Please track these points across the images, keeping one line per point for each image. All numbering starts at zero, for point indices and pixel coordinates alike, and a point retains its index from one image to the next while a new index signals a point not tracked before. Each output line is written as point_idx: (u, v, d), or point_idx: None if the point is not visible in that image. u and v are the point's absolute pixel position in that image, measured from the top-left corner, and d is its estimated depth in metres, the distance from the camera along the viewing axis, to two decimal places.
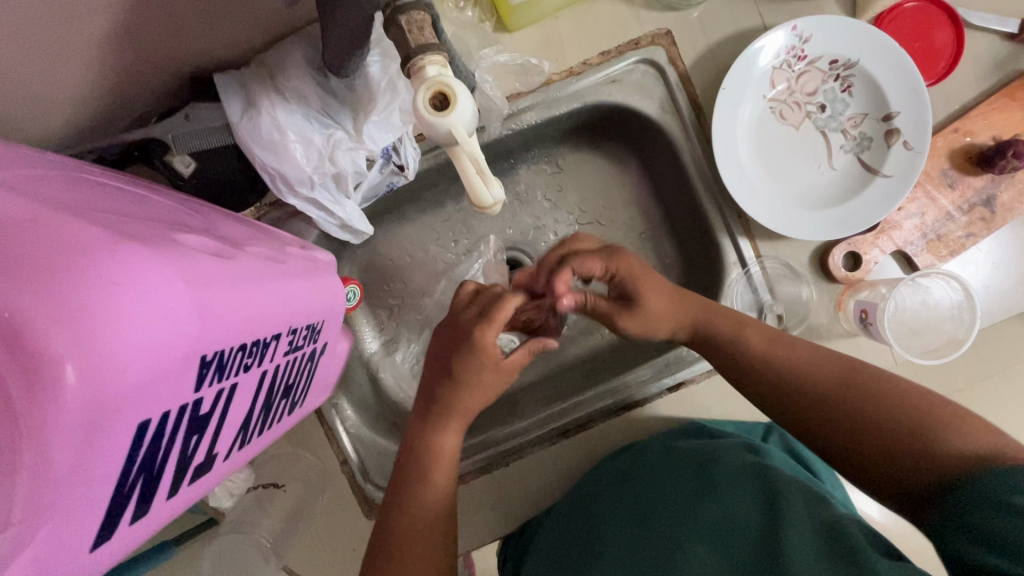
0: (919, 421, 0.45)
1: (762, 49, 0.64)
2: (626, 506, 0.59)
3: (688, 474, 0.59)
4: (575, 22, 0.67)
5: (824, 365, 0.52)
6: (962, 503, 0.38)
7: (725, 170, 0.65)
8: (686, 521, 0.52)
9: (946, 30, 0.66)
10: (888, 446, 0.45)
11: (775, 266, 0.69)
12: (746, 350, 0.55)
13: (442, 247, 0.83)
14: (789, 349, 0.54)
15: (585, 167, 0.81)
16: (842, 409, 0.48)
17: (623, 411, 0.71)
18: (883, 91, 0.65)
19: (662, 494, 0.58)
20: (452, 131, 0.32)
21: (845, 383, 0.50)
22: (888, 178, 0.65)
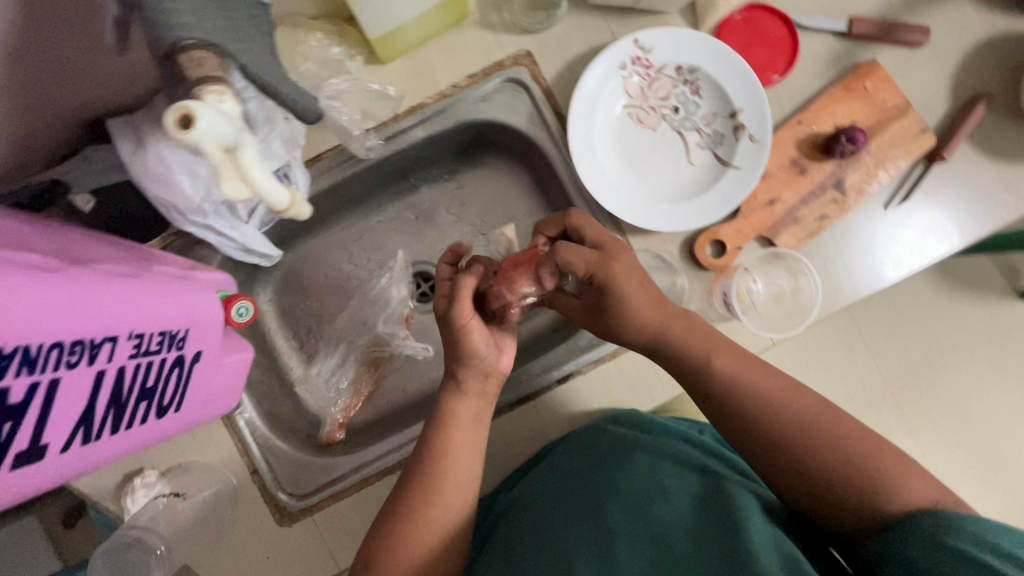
0: (878, 467, 0.51)
1: (609, 61, 0.70)
2: (577, 497, 0.62)
3: (639, 472, 0.62)
4: (444, 49, 0.73)
5: (798, 405, 0.56)
6: (907, 542, 0.46)
7: (588, 174, 0.70)
8: (628, 516, 0.57)
9: (777, 23, 0.72)
10: (843, 491, 0.52)
11: (648, 258, 0.73)
12: (724, 380, 0.58)
13: (355, 265, 0.88)
14: (764, 384, 0.57)
15: (482, 181, 0.88)
16: (809, 445, 0.54)
17: (518, 405, 0.74)
18: (726, 91, 0.71)
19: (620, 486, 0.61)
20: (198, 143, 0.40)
21: (808, 421, 0.55)
22: (739, 169, 0.70)
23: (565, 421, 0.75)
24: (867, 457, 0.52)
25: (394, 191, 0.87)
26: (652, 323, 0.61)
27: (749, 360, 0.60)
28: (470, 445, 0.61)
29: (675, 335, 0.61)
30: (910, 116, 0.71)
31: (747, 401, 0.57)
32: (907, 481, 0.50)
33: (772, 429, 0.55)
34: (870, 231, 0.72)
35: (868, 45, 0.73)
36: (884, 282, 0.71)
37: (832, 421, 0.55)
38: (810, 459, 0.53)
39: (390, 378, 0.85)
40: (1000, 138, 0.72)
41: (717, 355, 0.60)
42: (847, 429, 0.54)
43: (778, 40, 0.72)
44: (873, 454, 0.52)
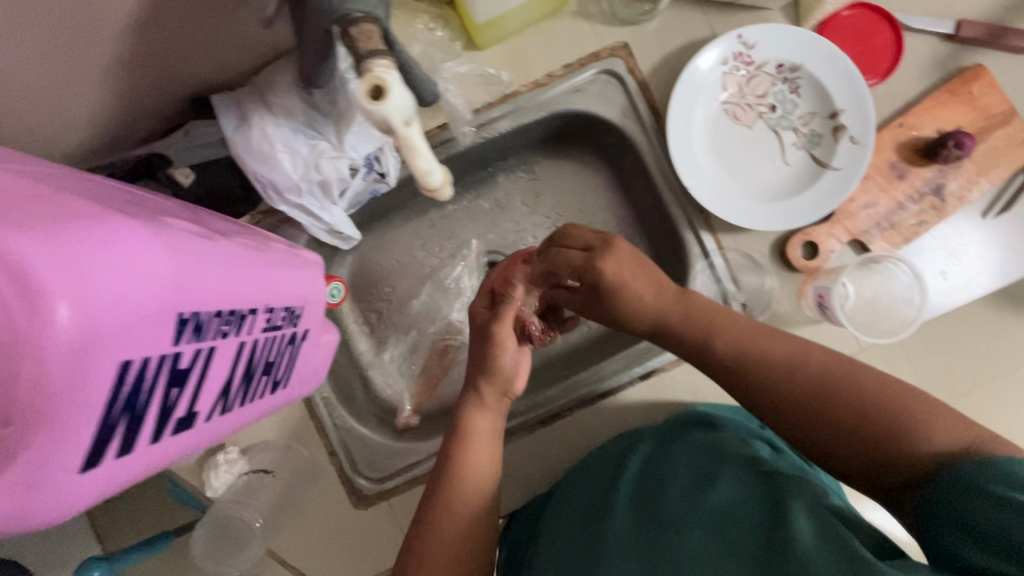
0: (898, 415, 0.46)
1: (711, 56, 0.69)
2: (615, 488, 0.59)
3: (687, 462, 0.57)
4: (540, 37, 0.73)
5: (804, 369, 0.51)
6: (947, 497, 0.40)
7: (683, 169, 0.69)
8: (680, 501, 0.51)
9: (886, 31, 0.71)
10: (866, 448, 0.46)
11: (737, 257, 0.72)
12: (730, 352, 0.55)
13: (428, 252, 0.88)
14: (770, 351, 0.53)
15: (559, 172, 0.87)
16: (824, 411, 0.49)
17: (598, 398, 0.75)
18: (828, 91, 0.69)
19: (670, 475, 0.56)
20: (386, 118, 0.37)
21: (826, 376, 0.50)
22: (838, 171, 0.69)
23: (643, 418, 0.75)
24: (883, 403, 0.47)
25: (470, 180, 0.87)
26: (655, 308, 0.60)
27: (750, 328, 0.56)
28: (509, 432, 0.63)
29: (673, 317, 0.59)
30: (1018, 124, 0.69)
31: (754, 375, 0.53)
32: (929, 425, 0.44)
33: (777, 391, 0.51)
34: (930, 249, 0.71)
35: (975, 50, 0.72)
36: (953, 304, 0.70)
37: (836, 372, 0.50)
38: (825, 424, 0.48)
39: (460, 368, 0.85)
40: None
41: (721, 324, 0.56)
42: (861, 379, 0.49)
43: (885, 49, 0.71)
44: (897, 405, 0.46)
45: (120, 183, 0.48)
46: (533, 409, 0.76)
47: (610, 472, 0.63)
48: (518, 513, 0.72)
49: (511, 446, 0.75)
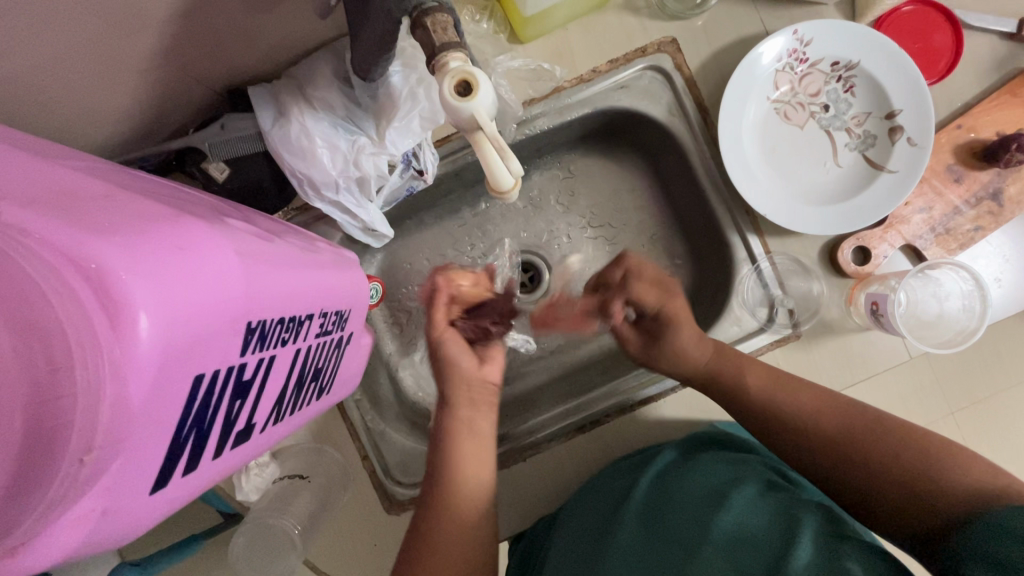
0: (926, 458, 0.48)
1: (764, 53, 0.67)
2: (631, 496, 0.59)
3: (699, 484, 0.57)
4: (584, 31, 0.70)
5: (827, 413, 0.54)
6: (979, 537, 0.40)
7: (733, 169, 0.67)
8: (691, 524, 0.52)
9: (944, 30, 0.68)
10: (896, 489, 0.48)
11: (784, 261, 0.70)
12: (762, 397, 0.57)
13: (459, 250, 0.86)
14: (800, 397, 0.56)
15: (595, 171, 0.85)
16: (848, 456, 0.51)
17: (639, 405, 0.73)
18: (885, 90, 0.67)
19: (680, 497, 0.56)
20: (474, 115, 0.34)
21: (848, 425, 0.53)
22: (893, 174, 0.67)
23: (683, 425, 0.72)
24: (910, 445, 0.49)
25: None
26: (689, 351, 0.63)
27: (771, 373, 0.59)
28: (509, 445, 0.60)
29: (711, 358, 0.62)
30: None
31: (781, 418, 0.56)
32: (963, 469, 0.46)
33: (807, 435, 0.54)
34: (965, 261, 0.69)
35: None
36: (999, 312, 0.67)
37: (864, 419, 0.53)
38: (854, 466, 0.51)
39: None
40: None
41: (750, 374, 0.60)
42: (891, 422, 0.52)
43: (944, 49, 0.68)
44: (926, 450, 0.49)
45: (154, 176, 0.45)
46: (571, 416, 0.74)
47: (622, 486, 0.63)
48: (530, 528, 0.71)
49: (549, 450, 0.73)
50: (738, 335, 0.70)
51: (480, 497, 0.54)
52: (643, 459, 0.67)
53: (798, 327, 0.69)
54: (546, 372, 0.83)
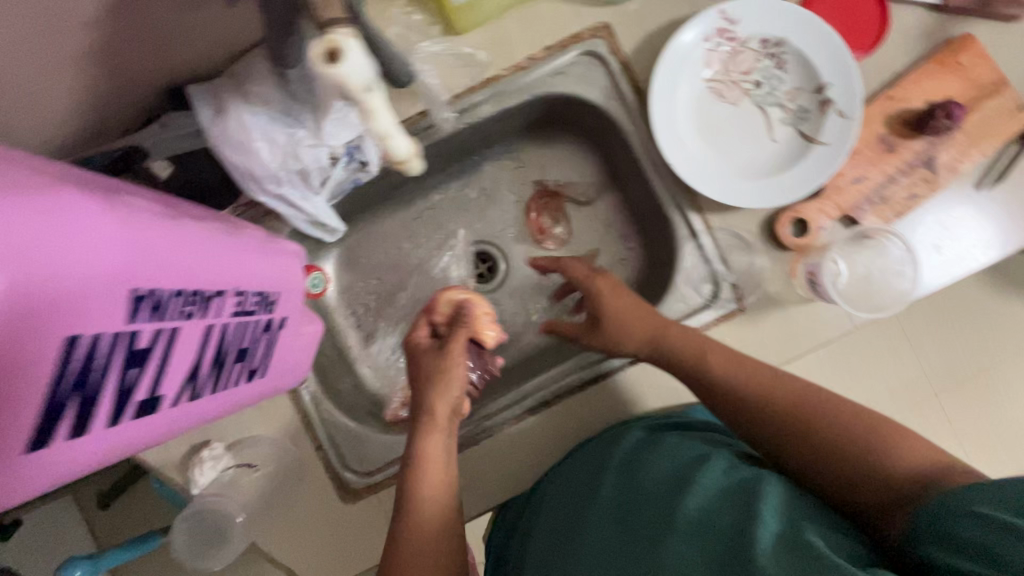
0: (875, 433, 0.51)
1: (693, 33, 0.68)
2: (597, 488, 0.57)
3: (672, 466, 0.55)
4: (520, 21, 0.72)
5: (778, 393, 0.56)
6: (940, 510, 0.41)
7: (669, 147, 0.68)
8: (660, 507, 0.49)
9: (870, 2, 0.70)
10: (835, 464, 0.51)
11: (726, 237, 0.71)
12: (712, 364, 0.60)
13: (415, 243, 0.87)
14: (760, 367, 0.59)
15: (546, 159, 0.86)
16: (802, 426, 0.54)
17: (590, 384, 0.72)
18: (814, 65, 0.68)
19: (652, 480, 0.54)
20: (343, 81, 0.38)
21: (795, 401, 0.55)
22: (826, 146, 0.68)
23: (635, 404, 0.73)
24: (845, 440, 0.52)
25: (456, 170, 0.86)
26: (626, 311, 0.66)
27: (731, 355, 0.61)
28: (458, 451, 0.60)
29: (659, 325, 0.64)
30: (1008, 93, 0.68)
31: (745, 402, 0.57)
32: (909, 449, 0.49)
33: (748, 406, 0.57)
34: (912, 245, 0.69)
35: (963, 19, 0.70)
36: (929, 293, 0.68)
37: (802, 402, 0.55)
38: (804, 443, 0.53)
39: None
40: None
41: (708, 351, 0.61)
42: (827, 419, 0.53)
43: (871, 19, 0.70)
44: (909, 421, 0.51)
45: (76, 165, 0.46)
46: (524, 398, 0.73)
47: (591, 468, 0.62)
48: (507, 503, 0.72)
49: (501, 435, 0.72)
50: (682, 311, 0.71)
51: (445, 506, 0.56)
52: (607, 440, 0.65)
53: (742, 301, 0.70)
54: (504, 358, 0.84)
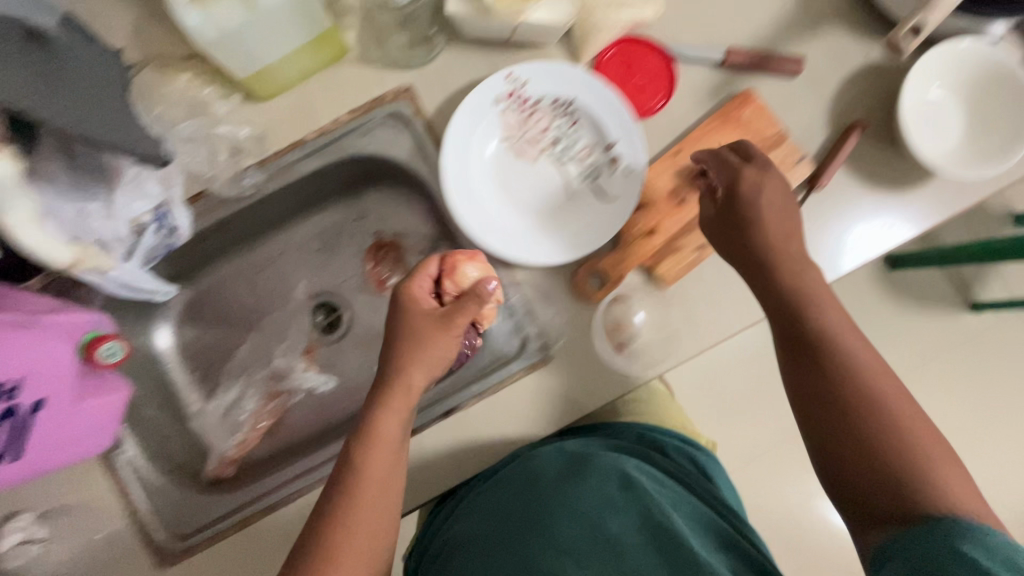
0: (922, 462, 0.52)
1: (484, 96, 0.70)
2: (552, 522, 0.65)
3: (591, 496, 0.67)
4: (325, 85, 0.74)
5: (869, 386, 0.55)
6: (915, 540, 0.48)
7: (464, 208, 0.69)
8: (571, 563, 0.60)
9: (655, 57, 0.73)
10: (849, 454, 0.54)
11: (530, 289, 0.73)
12: (821, 332, 0.58)
13: (258, 295, 0.88)
14: (830, 314, 0.59)
15: (386, 208, 0.88)
16: (874, 420, 0.54)
17: (446, 415, 0.72)
18: (602, 123, 0.71)
19: (570, 499, 0.67)
20: None
21: (909, 420, 0.54)
22: (615, 202, 0.71)
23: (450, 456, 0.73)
24: (881, 450, 0.53)
25: (294, 224, 0.88)
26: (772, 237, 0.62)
27: (840, 310, 0.60)
28: (396, 466, 0.58)
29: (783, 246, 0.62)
30: (788, 146, 0.71)
31: (821, 365, 0.57)
32: (945, 473, 0.51)
33: (869, 421, 0.54)
34: (844, 224, 0.72)
35: (746, 76, 0.74)
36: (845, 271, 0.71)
37: (886, 376, 0.56)
38: (848, 432, 0.54)
39: (295, 410, 0.85)
40: (879, 165, 0.72)
41: (825, 308, 0.59)
42: (880, 391, 0.55)
43: (658, 74, 0.74)
44: (928, 443, 0.52)
45: None
46: None
47: (506, 505, 0.69)
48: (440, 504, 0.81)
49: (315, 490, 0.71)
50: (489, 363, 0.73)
51: (381, 524, 0.57)
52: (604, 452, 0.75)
53: (547, 352, 0.71)
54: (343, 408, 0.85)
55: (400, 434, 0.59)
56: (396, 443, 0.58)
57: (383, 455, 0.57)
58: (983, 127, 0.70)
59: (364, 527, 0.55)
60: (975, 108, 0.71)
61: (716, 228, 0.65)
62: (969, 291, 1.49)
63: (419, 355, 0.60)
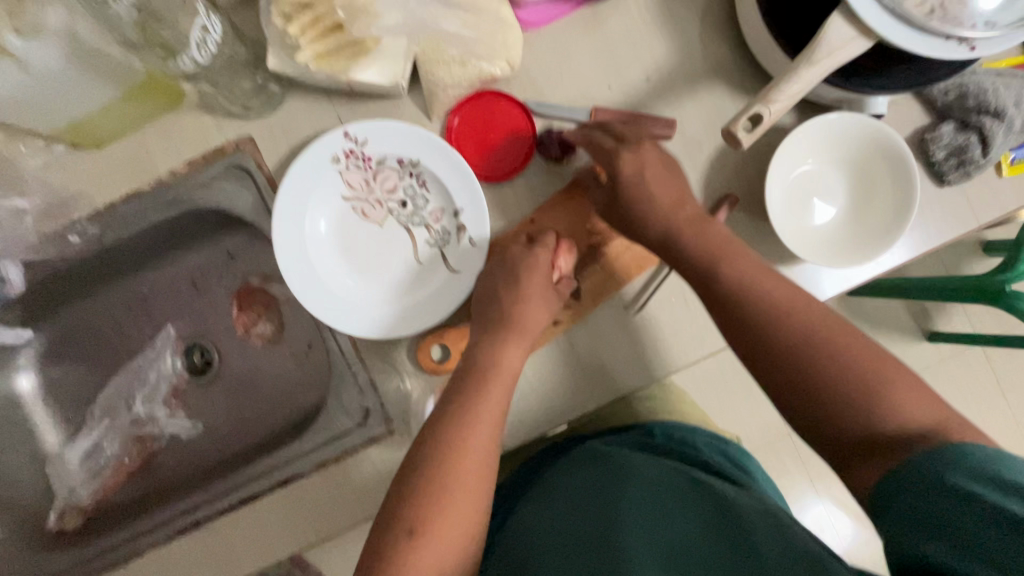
0: (869, 393, 0.49)
1: (320, 154, 0.65)
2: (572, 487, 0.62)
3: (613, 474, 0.61)
4: (160, 133, 0.69)
5: (842, 351, 0.52)
6: (903, 474, 0.44)
7: (295, 275, 0.65)
8: (622, 516, 0.53)
9: (514, 109, 0.67)
10: (811, 415, 0.52)
11: (375, 358, 0.70)
12: (736, 287, 0.56)
13: (124, 335, 0.85)
14: (751, 273, 0.58)
15: (256, 251, 0.81)
16: (813, 356, 0.52)
17: (284, 484, 0.70)
18: (448, 188, 0.66)
19: (611, 475, 0.61)
20: None
21: (855, 357, 0.51)
22: (458, 275, 0.67)
23: (287, 527, 0.70)
24: (825, 394, 0.51)
25: (157, 263, 0.83)
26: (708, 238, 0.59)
27: (759, 268, 0.58)
28: (478, 445, 0.54)
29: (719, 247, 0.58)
30: None
31: (748, 327, 0.55)
32: (900, 404, 0.48)
33: (813, 376, 0.52)
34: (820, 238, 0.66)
35: None
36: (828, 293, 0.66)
37: (830, 336, 0.53)
38: (796, 382, 0.52)
39: (159, 456, 0.82)
40: (754, 240, 0.66)
41: (731, 258, 0.58)
42: (839, 344, 0.52)
43: (510, 117, 0.67)
44: (873, 375, 0.50)
45: None
46: (223, 495, 0.72)
47: (576, 482, 0.62)
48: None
49: (149, 554, 0.72)
50: (331, 434, 0.70)
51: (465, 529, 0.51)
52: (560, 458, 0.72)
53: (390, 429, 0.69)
54: (202, 457, 0.82)
55: (490, 435, 0.56)
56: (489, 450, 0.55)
57: (460, 482, 0.53)
58: (869, 190, 0.66)
59: (442, 528, 0.50)
60: (857, 172, 0.66)
61: (606, 222, 0.65)
62: (926, 320, 1.42)
63: (485, 410, 0.56)
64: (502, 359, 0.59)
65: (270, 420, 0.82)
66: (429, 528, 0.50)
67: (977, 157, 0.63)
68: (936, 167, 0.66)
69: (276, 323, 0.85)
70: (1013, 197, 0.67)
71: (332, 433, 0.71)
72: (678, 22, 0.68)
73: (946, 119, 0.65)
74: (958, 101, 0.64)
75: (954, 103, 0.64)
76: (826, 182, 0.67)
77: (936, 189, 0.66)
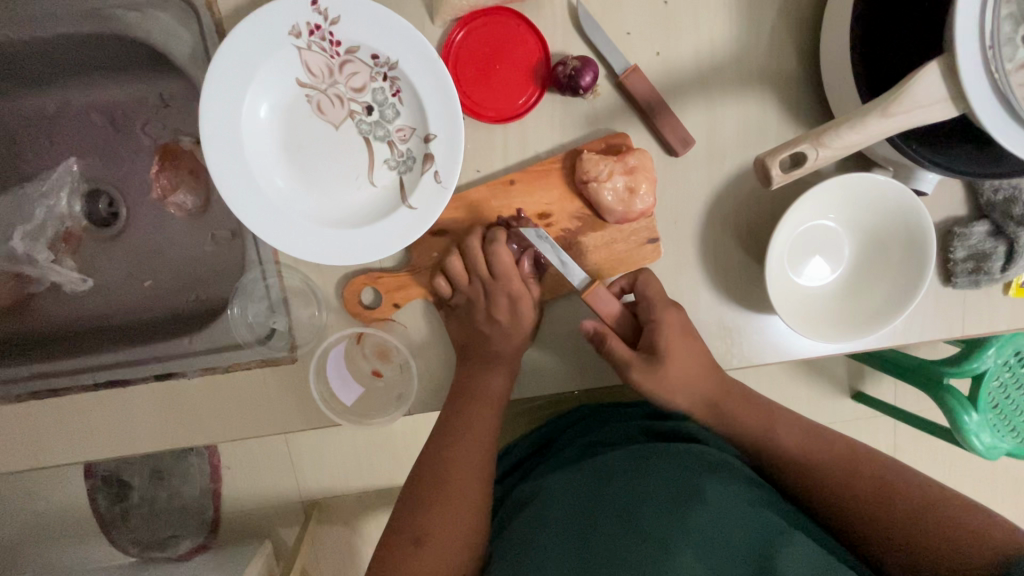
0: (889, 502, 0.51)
1: (277, 18, 0.52)
2: (590, 479, 0.54)
3: (643, 464, 0.54)
4: None
5: (811, 463, 0.56)
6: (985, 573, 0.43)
7: (216, 157, 0.53)
8: (665, 518, 0.46)
9: (531, 43, 0.56)
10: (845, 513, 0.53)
11: (294, 276, 0.61)
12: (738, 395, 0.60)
13: (18, 155, 0.73)
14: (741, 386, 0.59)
15: (192, 107, 0.68)
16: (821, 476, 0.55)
17: (163, 379, 0.63)
18: (424, 106, 0.55)
19: (642, 467, 0.53)
20: None
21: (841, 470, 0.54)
22: (411, 210, 0.56)
23: (153, 421, 0.64)
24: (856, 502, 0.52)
25: (72, 80, 0.69)
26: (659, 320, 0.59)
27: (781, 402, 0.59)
28: (478, 450, 0.57)
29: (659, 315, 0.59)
30: (645, 222, 0.58)
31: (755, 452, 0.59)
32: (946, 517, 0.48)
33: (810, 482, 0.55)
34: (822, 295, 0.62)
35: (637, 116, 0.58)
36: (804, 351, 0.61)
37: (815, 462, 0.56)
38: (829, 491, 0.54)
39: (37, 301, 0.72)
40: (739, 279, 0.61)
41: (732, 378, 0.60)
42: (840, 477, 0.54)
43: (522, 48, 0.56)
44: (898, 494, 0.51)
45: None
46: (92, 370, 0.65)
47: (592, 474, 0.54)
48: (504, 479, 0.70)
49: None
50: (224, 343, 0.63)
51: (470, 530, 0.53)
52: (582, 438, 0.66)
53: (294, 351, 0.62)
54: (86, 318, 0.73)
55: (482, 471, 0.56)
56: (480, 480, 0.55)
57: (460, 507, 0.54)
58: (878, 271, 0.61)
59: (441, 550, 0.51)
60: (868, 244, 0.61)
61: (581, 224, 0.59)
62: (858, 378, 1.35)
63: (471, 435, 0.58)
64: (485, 388, 0.59)
65: (169, 302, 0.73)
66: (433, 546, 0.51)
67: (995, 270, 0.58)
68: (948, 266, 0.60)
69: (199, 196, 0.70)
70: (1009, 319, 0.63)
71: (227, 342, 0.63)
72: (753, 4, 0.57)
73: (981, 219, 0.59)
74: (1004, 204, 0.58)
75: (998, 205, 0.58)
76: (836, 243, 0.61)
77: (939, 287, 0.62)
